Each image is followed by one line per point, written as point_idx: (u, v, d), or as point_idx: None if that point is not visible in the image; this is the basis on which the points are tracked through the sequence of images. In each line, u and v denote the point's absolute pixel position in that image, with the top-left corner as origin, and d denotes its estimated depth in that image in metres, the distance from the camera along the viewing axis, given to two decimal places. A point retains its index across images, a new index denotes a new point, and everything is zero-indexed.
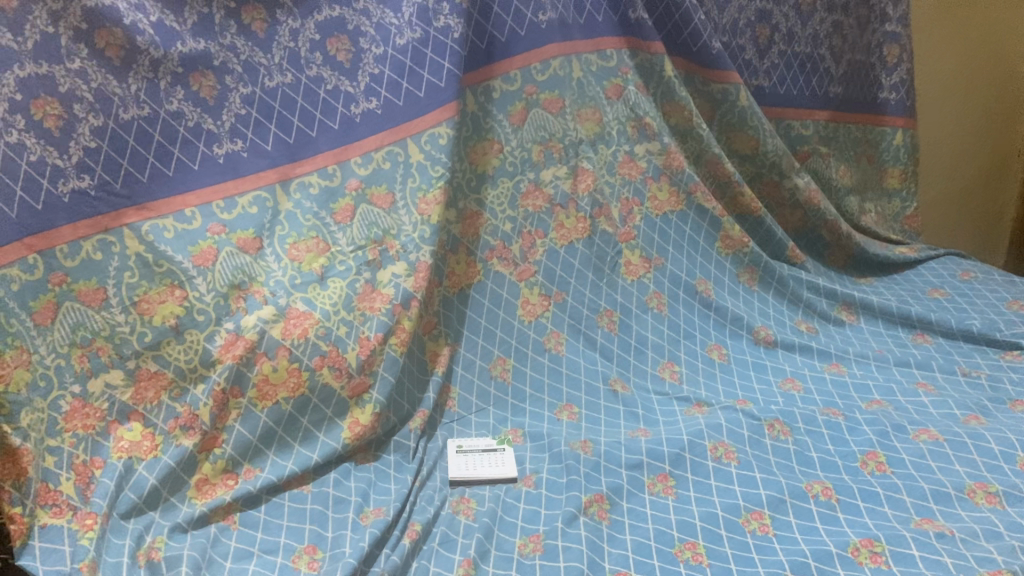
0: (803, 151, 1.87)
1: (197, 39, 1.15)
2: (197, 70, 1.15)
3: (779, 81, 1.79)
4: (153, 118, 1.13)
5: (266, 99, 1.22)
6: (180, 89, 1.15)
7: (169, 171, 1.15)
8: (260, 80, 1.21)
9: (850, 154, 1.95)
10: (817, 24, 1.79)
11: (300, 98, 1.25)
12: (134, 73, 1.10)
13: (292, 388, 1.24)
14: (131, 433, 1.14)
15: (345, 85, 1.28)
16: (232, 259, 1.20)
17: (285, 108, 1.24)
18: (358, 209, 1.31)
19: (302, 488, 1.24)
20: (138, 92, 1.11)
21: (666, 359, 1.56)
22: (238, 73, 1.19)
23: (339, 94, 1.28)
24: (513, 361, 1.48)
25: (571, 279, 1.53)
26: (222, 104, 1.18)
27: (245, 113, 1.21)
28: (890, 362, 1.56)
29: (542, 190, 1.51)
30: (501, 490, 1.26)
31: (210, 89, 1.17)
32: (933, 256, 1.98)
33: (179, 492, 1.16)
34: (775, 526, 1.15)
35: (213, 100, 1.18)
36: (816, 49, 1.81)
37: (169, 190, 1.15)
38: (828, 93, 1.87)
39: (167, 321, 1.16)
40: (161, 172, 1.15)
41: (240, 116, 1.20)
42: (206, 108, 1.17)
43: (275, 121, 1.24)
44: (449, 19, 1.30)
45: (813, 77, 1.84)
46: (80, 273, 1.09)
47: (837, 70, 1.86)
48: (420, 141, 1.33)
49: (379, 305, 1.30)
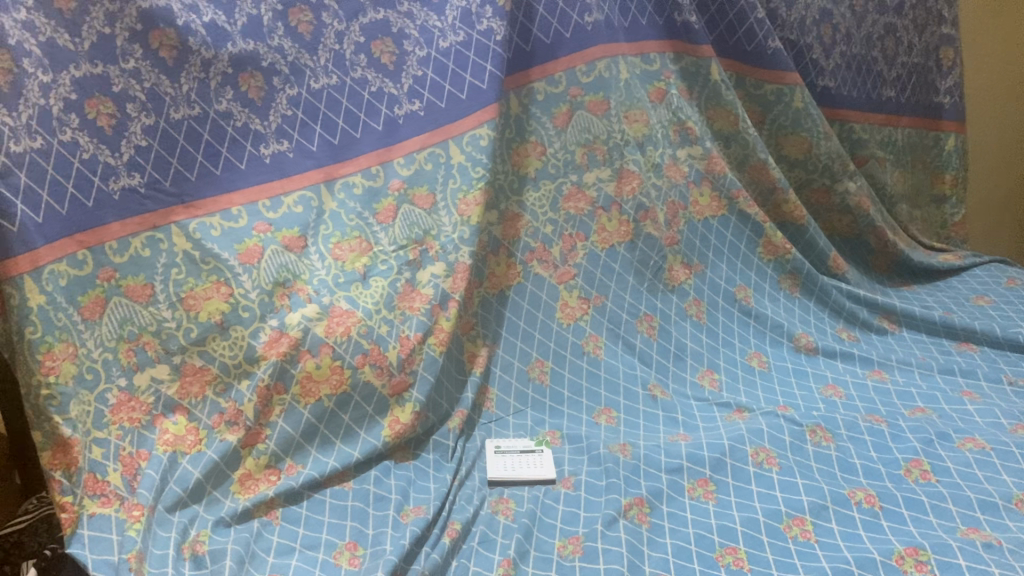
0: (860, 156, 1.86)
1: (246, 41, 1.17)
2: (246, 71, 1.17)
3: (840, 83, 1.78)
4: (203, 118, 1.15)
5: (312, 100, 1.24)
6: (230, 89, 1.16)
7: (217, 170, 1.17)
8: (306, 81, 1.23)
9: (905, 159, 1.95)
10: (870, 26, 1.79)
11: (345, 99, 1.27)
12: (186, 73, 1.12)
13: (334, 385, 1.26)
14: (176, 426, 1.16)
15: (388, 87, 1.30)
16: (277, 257, 1.22)
17: (330, 110, 1.25)
18: (400, 210, 1.32)
19: (343, 485, 1.25)
20: (189, 91, 1.13)
21: (705, 367, 1.55)
22: (285, 75, 1.21)
23: (383, 95, 1.29)
24: (551, 363, 1.48)
25: (611, 283, 1.52)
26: (270, 104, 1.20)
27: (292, 114, 1.22)
28: (933, 369, 1.54)
29: (584, 192, 1.50)
30: (540, 491, 1.26)
31: (259, 90, 1.19)
32: (979, 264, 1.94)
33: (223, 486, 1.18)
34: (817, 533, 1.13)
35: (260, 100, 1.19)
36: (870, 51, 1.81)
37: (215, 189, 1.17)
38: (882, 96, 1.86)
39: (213, 317, 1.18)
40: (209, 171, 1.16)
41: (287, 117, 1.22)
42: (254, 109, 1.19)
43: (320, 122, 1.25)
44: (492, 22, 1.32)
45: (870, 79, 1.83)
46: (128, 269, 1.11)
47: (890, 74, 1.86)
48: (462, 143, 1.33)
49: (418, 305, 1.31)
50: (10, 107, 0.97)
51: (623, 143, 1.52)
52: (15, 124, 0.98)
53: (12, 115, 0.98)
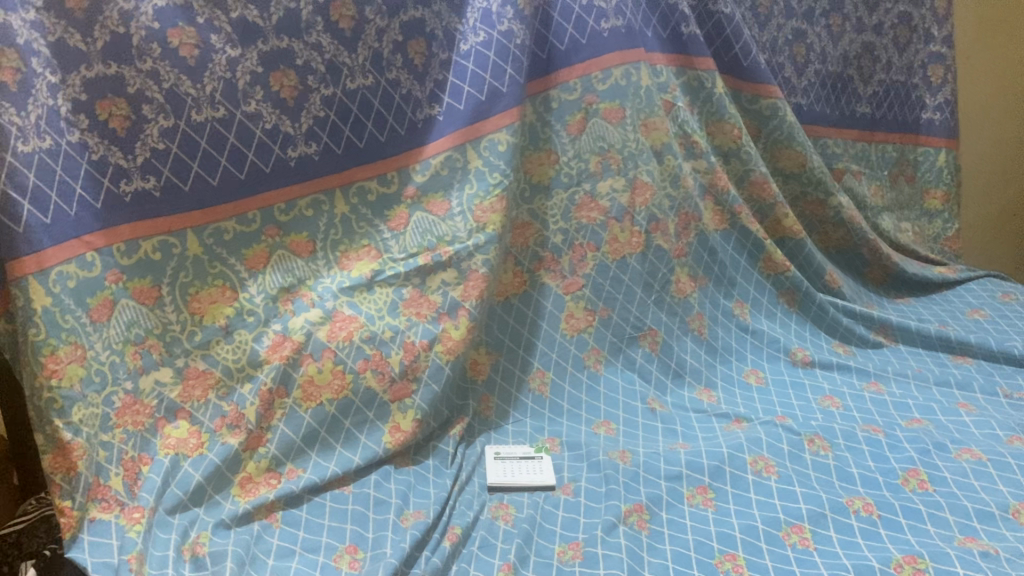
0: (837, 169, 1.88)
1: (280, 37, 1.18)
2: (278, 70, 1.18)
3: (815, 100, 1.82)
4: (229, 120, 1.16)
5: (345, 101, 1.25)
6: (260, 90, 1.17)
7: (241, 175, 1.19)
8: (342, 81, 1.24)
9: (884, 173, 1.97)
10: (846, 45, 1.83)
11: (378, 102, 1.28)
12: (210, 74, 1.13)
13: (335, 390, 1.26)
14: (177, 431, 1.17)
15: (415, 90, 1.32)
16: (283, 262, 1.26)
17: (362, 113, 1.27)
18: (412, 217, 1.35)
19: (344, 489, 1.24)
20: (213, 92, 1.13)
21: (702, 385, 1.56)
22: (320, 74, 1.22)
23: (411, 98, 1.32)
24: (552, 374, 1.50)
25: (618, 295, 1.54)
26: (302, 105, 1.22)
27: (324, 115, 1.24)
28: (929, 381, 1.55)
29: (597, 202, 1.53)
30: (540, 497, 1.25)
31: (291, 90, 1.20)
32: (973, 278, 1.97)
33: (224, 490, 1.18)
34: (816, 540, 1.14)
35: (293, 101, 1.21)
36: (845, 69, 1.84)
37: (236, 194, 1.19)
38: (855, 112, 1.90)
39: (217, 320, 1.21)
40: (233, 175, 1.18)
41: (319, 118, 1.24)
42: (285, 110, 1.20)
43: (350, 124, 1.27)
44: (512, 23, 1.33)
45: (844, 95, 1.86)
46: (135, 272, 1.13)
47: (865, 90, 1.89)
48: (479, 147, 1.36)
49: (426, 311, 1.33)
50: (18, 107, 0.98)
51: (638, 152, 1.54)
52: (22, 125, 0.99)
53: (20, 115, 0.98)
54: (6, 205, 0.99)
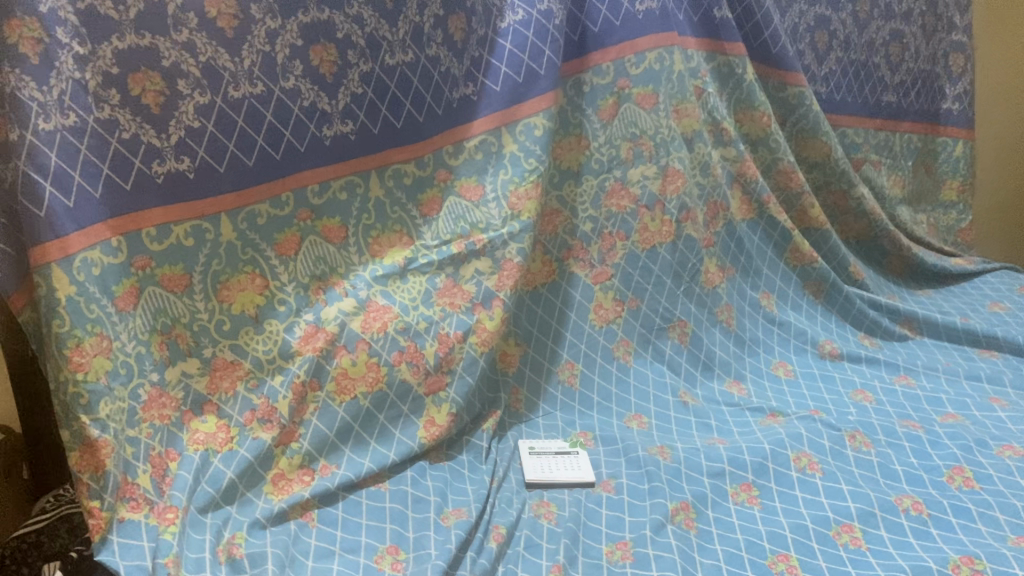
0: (857, 159, 1.83)
1: (321, 9, 1.12)
2: (318, 44, 1.13)
3: (836, 88, 1.76)
4: (267, 97, 1.10)
5: (384, 77, 1.20)
6: (299, 64, 1.12)
7: (277, 155, 1.13)
8: (381, 56, 1.19)
9: (905, 164, 1.93)
10: (874, 32, 1.78)
11: (417, 80, 1.23)
12: (249, 46, 1.07)
13: (370, 383, 1.21)
14: (206, 425, 1.12)
15: (453, 67, 1.27)
16: (315, 248, 1.20)
17: (400, 91, 1.22)
18: (446, 202, 1.31)
19: (379, 486, 1.19)
20: (252, 66, 1.08)
21: (732, 377, 1.54)
22: (361, 48, 1.17)
23: (449, 77, 1.26)
24: (581, 366, 1.46)
25: (648, 286, 1.51)
26: (340, 82, 1.16)
27: (362, 92, 1.19)
28: (960, 375, 1.53)
29: (628, 189, 1.48)
30: (581, 494, 1.21)
31: (330, 65, 1.15)
32: (990, 269, 1.95)
33: (256, 487, 1.12)
34: (867, 540, 1.12)
35: (331, 77, 1.15)
36: (872, 56, 1.80)
37: (270, 175, 1.13)
38: (880, 101, 1.85)
39: (246, 310, 1.15)
40: (270, 155, 1.12)
41: (357, 95, 1.18)
42: (324, 86, 1.15)
43: (387, 102, 1.21)
44: (551, 3, 1.32)
45: (869, 85, 1.82)
46: (165, 258, 1.07)
47: (892, 79, 1.85)
48: (514, 131, 1.32)
49: (460, 301, 1.29)
50: (40, 81, 0.91)
51: (670, 139, 1.50)
52: (44, 100, 0.92)
53: (41, 89, 0.91)
54: (26, 186, 0.92)
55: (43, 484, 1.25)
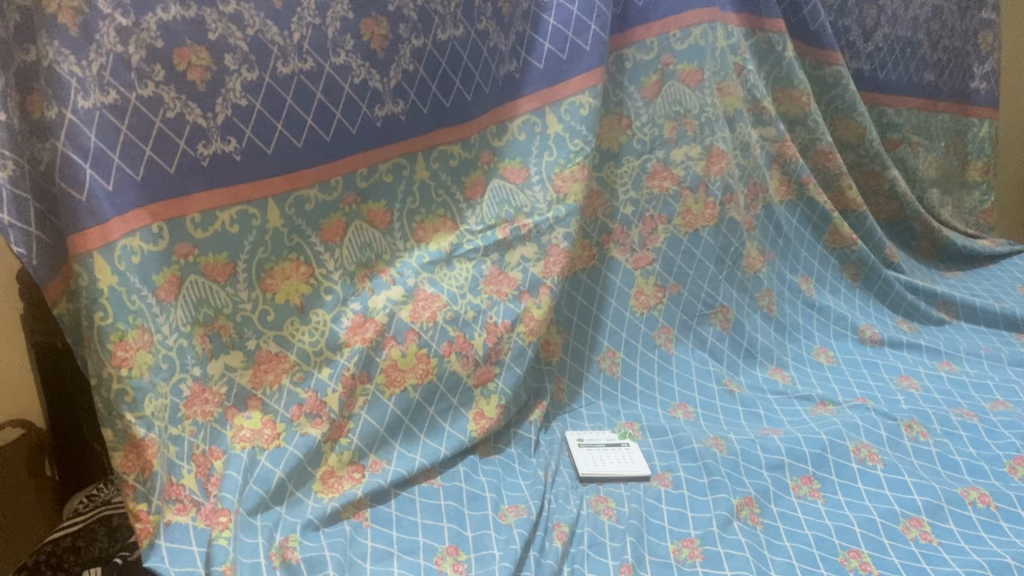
0: (892, 139, 1.83)
1: None
2: (370, 17, 1.06)
3: (880, 66, 1.73)
4: (317, 74, 1.03)
5: (435, 54, 1.14)
6: (350, 39, 1.05)
7: (327, 137, 1.07)
8: (433, 31, 1.13)
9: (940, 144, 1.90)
10: (918, 8, 1.75)
11: (466, 56, 1.17)
12: (299, 19, 1.00)
13: (420, 375, 1.15)
14: (251, 422, 1.05)
15: (501, 43, 1.21)
16: (361, 234, 1.13)
17: (450, 67, 1.16)
18: (490, 184, 1.25)
19: (432, 482, 1.14)
20: (301, 41, 1.01)
21: (774, 364, 1.51)
22: (413, 22, 1.10)
23: (497, 53, 1.21)
24: (623, 354, 1.42)
25: (689, 270, 1.46)
26: (393, 57, 1.10)
27: (413, 70, 1.12)
28: (1003, 361, 1.50)
29: (671, 171, 1.43)
30: (639, 488, 1.17)
31: (382, 40, 1.08)
32: (1017, 252, 1.93)
33: (306, 486, 1.07)
34: (937, 534, 1.09)
35: (383, 52, 1.09)
36: (916, 33, 1.76)
37: (321, 158, 1.07)
38: (923, 79, 1.83)
39: (291, 299, 1.08)
40: (320, 137, 1.06)
41: (408, 73, 1.12)
42: (376, 62, 1.08)
43: (438, 80, 1.15)
44: None
45: (914, 62, 1.79)
46: (209, 246, 1.00)
47: (934, 57, 1.82)
48: (559, 111, 1.26)
49: (506, 289, 1.23)
50: (79, 55, 0.84)
51: (715, 118, 1.45)
52: (83, 75, 0.85)
53: (81, 64, 0.85)
54: (65, 168, 0.85)
55: (76, 478, 1.19)
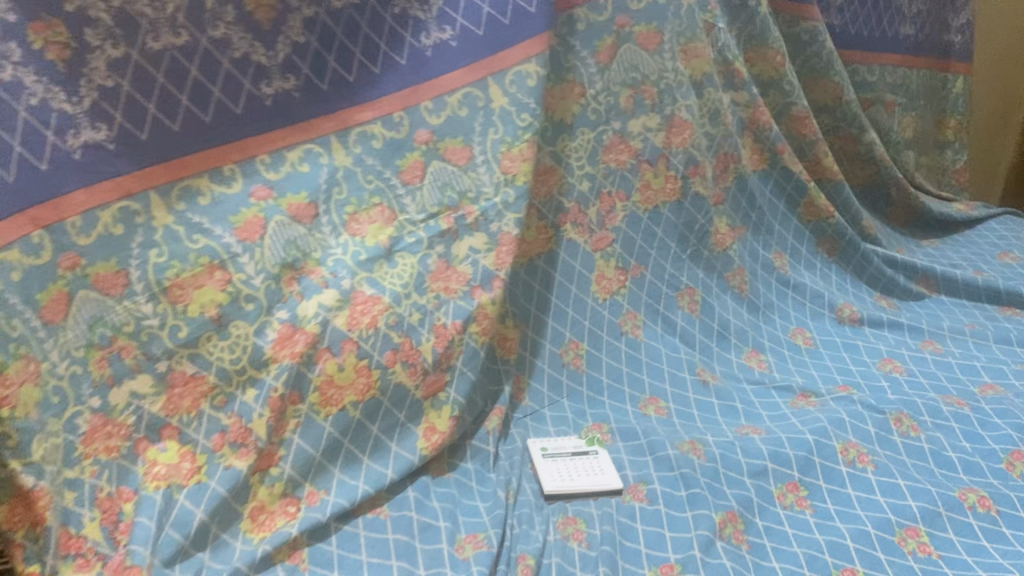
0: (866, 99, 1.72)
1: None
2: None
3: (851, 21, 1.62)
4: (192, 48, 0.87)
5: (329, 22, 0.97)
6: (230, 9, 0.89)
7: (207, 117, 0.90)
8: None
9: (917, 103, 1.81)
10: None
11: (365, 24, 1.00)
12: None
13: (360, 391, 1.02)
14: (165, 455, 0.91)
15: (414, 9, 1.04)
16: (282, 232, 0.97)
17: (348, 38, 0.99)
18: (429, 167, 1.08)
19: (378, 512, 1.01)
20: (174, 13, 0.85)
21: (750, 346, 1.39)
22: None
23: (407, 20, 1.03)
24: (586, 344, 1.28)
25: (651, 250, 1.34)
26: (279, 29, 0.93)
27: (304, 41, 0.96)
28: (989, 339, 1.41)
29: (627, 143, 1.30)
30: (611, 506, 1.05)
31: (267, 10, 0.92)
32: (990, 215, 1.83)
33: (232, 526, 0.93)
34: (937, 545, 0.99)
35: (268, 24, 0.93)
36: None
37: (203, 143, 0.90)
38: (899, 34, 1.71)
39: (206, 311, 0.92)
40: (198, 118, 0.89)
41: (298, 45, 0.95)
42: (258, 34, 0.92)
43: (336, 52, 0.98)
44: None
45: (888, 16, 1.67)
46: (97, 253, 0.84)
47: (908, 10, 1.70)
48: (504, 82, 1.11)
49: (456, 286, 1.09)
50: None
51: (676, 84, 1.32)
52: None
53: None
54: None
55: None
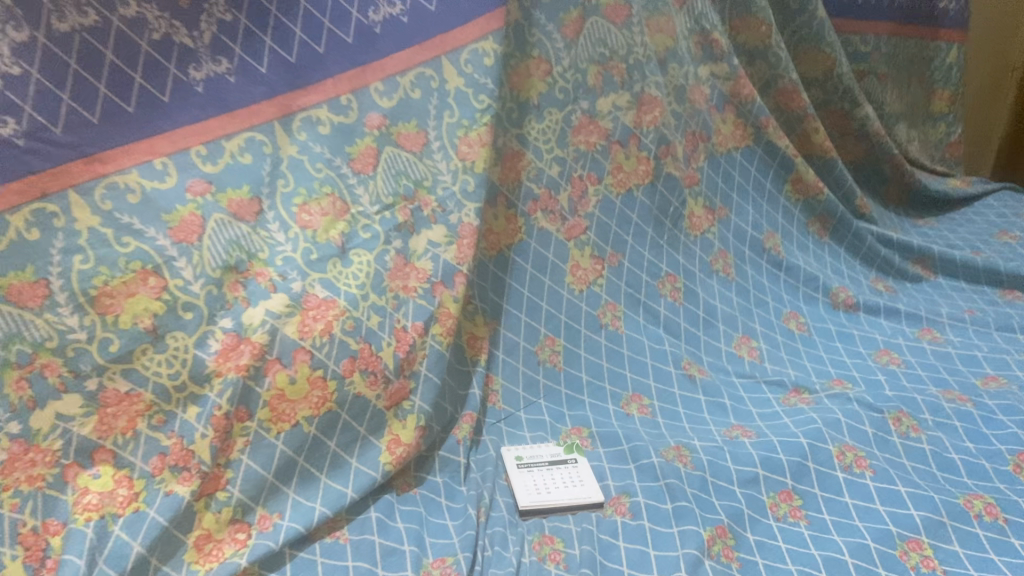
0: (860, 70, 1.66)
1: None
2: None
3: None
4: (104, 30, 0.78)
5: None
6: None
7: (130, 107, 0.80)
8: None
9: (905, 76, 1.71)
10: None
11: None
12: None
13: (315, 405, 0.93)
14: (98, 482, 0.82)
15: None
16: (223, 231, 0.87)
17: (284, 14, 0.89)
18: (382, 154, 0.99)
19: (337, 537, 0.93)
20: None
21: (740, 333, 1.31)
22: None
23: None
24: (564, 339, 1.19)
25: (628, 236, 1.25)
26: (200, 6, 0.83)
27: (232, 19, 0.85)
28: (990, 327, 1.33)
29: (597, 124, 1.20)
30: (591, 523, 0.97)
31: None
32: (989, 192, 1.75)
33: (175, 557, 0.85)
34: (941, 560, 0.92)
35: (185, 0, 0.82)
36: None
37: (127, 135, 0.81)
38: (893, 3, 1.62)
39: (140, 321, 0.83)
40: (119, 109, 0.80)
41: (225, 24, 0.85)
42: (178, 13, 0.82)
43: (272, 30, 0.88)
44: None
45: None
46: (9, 262, 0.75)
47: None
48: (458, 61, 1.02)
49: (414, 284, 1.01)
50: None
51: (645, 60, 1.23)
52: None
53: None
54: None
55: None
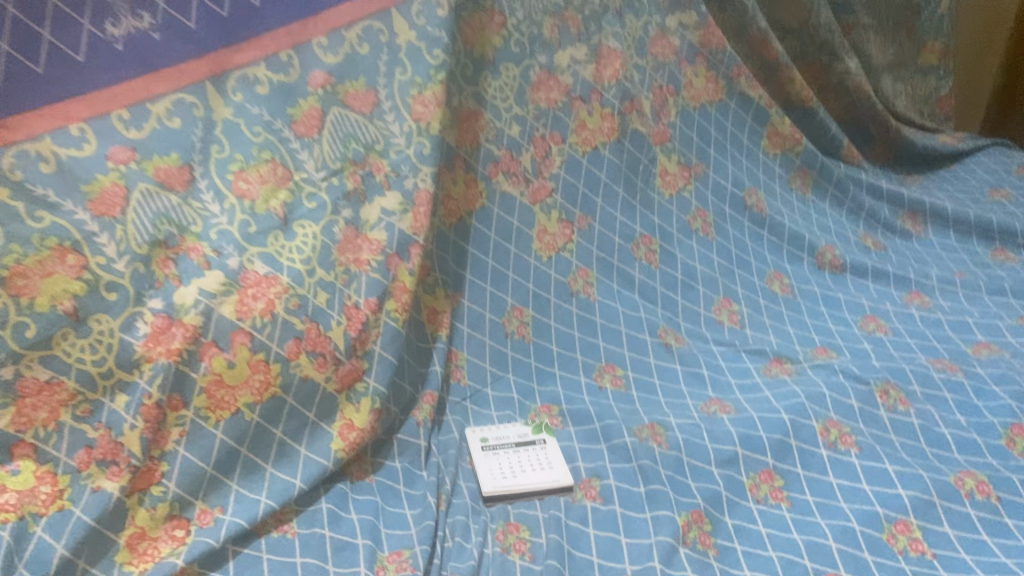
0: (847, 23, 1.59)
1: None
2: None
3: None
4: None
5: None
6: None
7: (39, 67, 0.72)
8: None
9: (891, 23, 1.61)
10: None
11: None
12: None
13: (257, 390, 0.86)
14: (17, 479, 0.74)
15: None
16: (150, 202, 0.79)
17: None
18: (327, 116, 0.90)
19: (285, 532, 0.87)
20: None
21: (721, 296, 1.24)
22: None
23: None
24: (532, 310, 1.12)
25: (596, 198, 1.18)
26: None
27: None
28: (981, 291, 1.27)
29: (557, 78, 1.12)
30: (560, 509, 0.91)
31: None
32: (978, 148, 1.67)
33: (103, 560, 0.78)
34: (930, 542, 0.86)
35: None
36: None
37: (38, 98, 0.72)
38: None
39: (59, 303, 0.74)
40: (27, 69, 0.71)
41: None
42: None
43: None
44: None
45: None
46: None
47: None
48: (409, 14, 0.94)
49: (367, 257, 0.93)
50: None
51: (598, 10, 1.15)
52: None
53: None
54: None
55: None
